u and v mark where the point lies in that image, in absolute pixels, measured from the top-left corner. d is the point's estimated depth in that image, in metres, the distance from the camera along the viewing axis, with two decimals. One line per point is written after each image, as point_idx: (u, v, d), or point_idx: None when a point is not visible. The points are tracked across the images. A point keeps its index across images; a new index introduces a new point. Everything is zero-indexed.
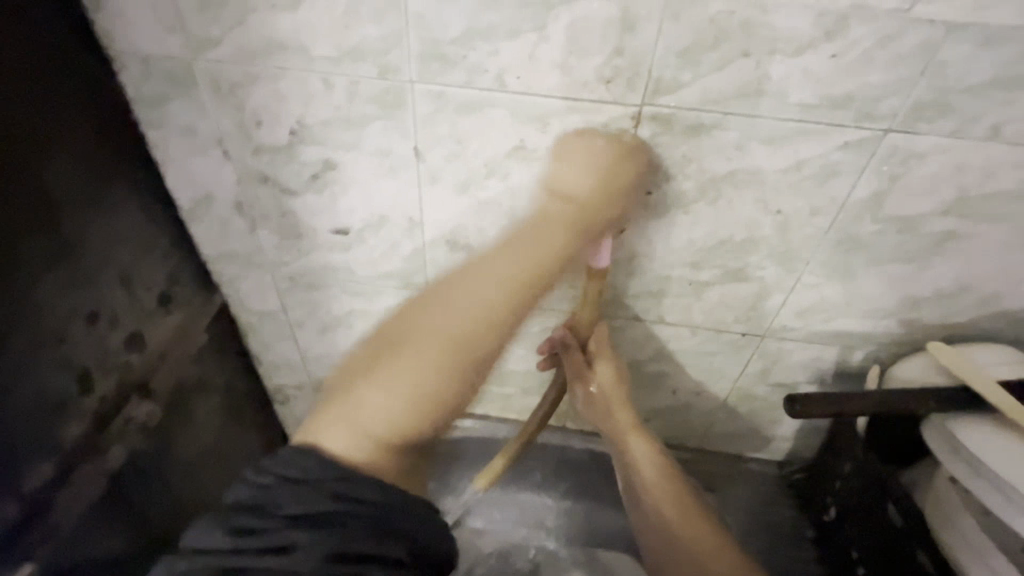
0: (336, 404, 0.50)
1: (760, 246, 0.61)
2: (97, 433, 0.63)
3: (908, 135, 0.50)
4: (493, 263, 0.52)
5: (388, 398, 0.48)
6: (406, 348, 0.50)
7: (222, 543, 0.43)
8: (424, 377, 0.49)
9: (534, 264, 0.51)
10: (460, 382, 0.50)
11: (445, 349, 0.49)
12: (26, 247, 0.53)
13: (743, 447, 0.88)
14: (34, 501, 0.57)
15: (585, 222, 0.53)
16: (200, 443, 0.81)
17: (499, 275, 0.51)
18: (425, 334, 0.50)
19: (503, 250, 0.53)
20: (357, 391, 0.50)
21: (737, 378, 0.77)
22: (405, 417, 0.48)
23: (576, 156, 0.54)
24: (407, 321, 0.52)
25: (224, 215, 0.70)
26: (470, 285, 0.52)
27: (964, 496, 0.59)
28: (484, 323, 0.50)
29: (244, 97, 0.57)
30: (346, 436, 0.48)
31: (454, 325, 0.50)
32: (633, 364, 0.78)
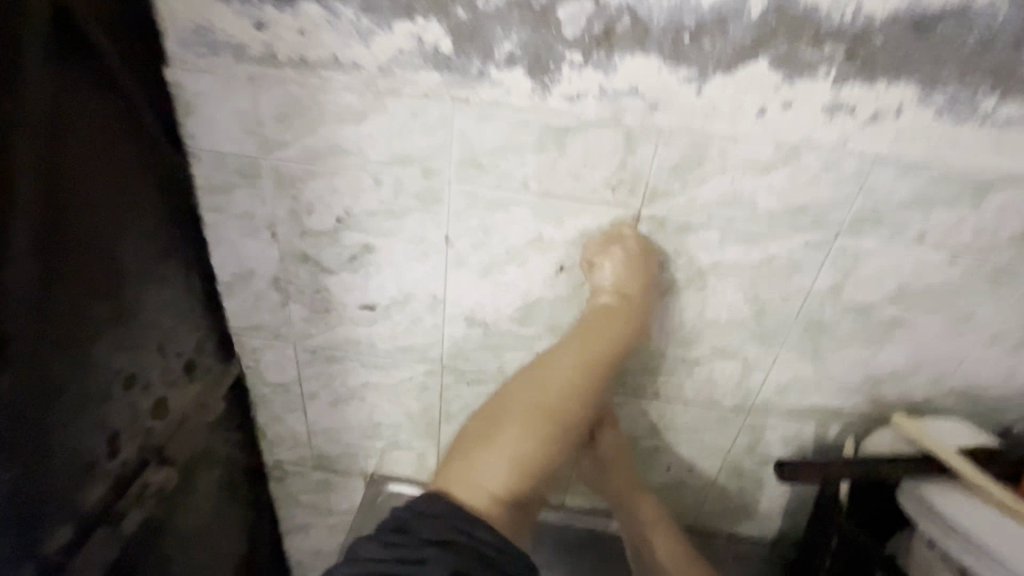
0: (457, 462, 0.58)
1: (742, 327, 0.70)
2: (115, 499, 0.63)
3: (855, 239, 0.62)
4: (559, 355, 0.64)
5: (501, 462, 0.56)
6: (509, 426, 0.58)
7: (379, 556, 0.48)
8: (524, 444, 0.57)
9: (592, 360, 0.63)
10: (550, 445, 0.58)
11: (541, 423, 0.59)
12: (93, 312, 0.57)
13: (735, 524, 0.91)
14: (47, 566, 0.56)
15: (635, 311, 0.65)
16: (197, 518, 0.80)
17: (569, 367, 0.62)
18: (529, 412, 0.59)
19: (562, 347, 0.65)
20: (478, 457, 0.57)
21: (727, 452, 0.83)
22: (507, 471, 0.56)
23: (614, 257, 0.64)
24: (505, 400, 0.62)
25: (260, 290, 0.76)
26: (548, 375, 0.62)
27: (943, 561, 0.64)
28: (564, 395, 0.61)
29: (300, 189, 0.66)
30: (474, 492, 0.54)
31: (539, 397, 0.60)
32: (631, 438, 0.83)
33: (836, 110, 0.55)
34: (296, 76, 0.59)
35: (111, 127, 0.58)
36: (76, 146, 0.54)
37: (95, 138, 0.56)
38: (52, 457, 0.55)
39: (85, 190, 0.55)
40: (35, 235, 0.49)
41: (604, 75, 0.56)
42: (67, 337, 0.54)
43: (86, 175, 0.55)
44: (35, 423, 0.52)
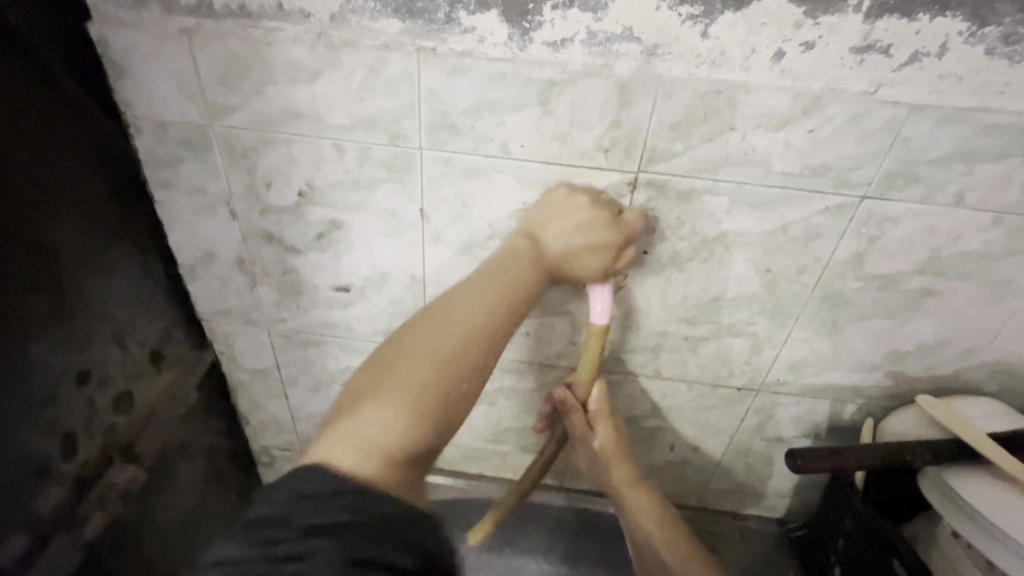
0: (343, 420, 0.40)
1: (751, 302, 0.64)
2: (77, 501, 0.60)
3: (882, 202, 0.55)
4: (468, 290, 0.50)
5: (388, 408, 0.41)
6: (401, 366, 0.43)
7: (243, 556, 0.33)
8: (411, 385, 0.42)
9: (473, 326, 0.47)
10: (458, 390, 0.44)
11: (440, 368, 0.43)
12: (31, 306, 0.52)
13: (742, 504, 0.87)
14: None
15: (579, 279, 0.55)
16: (181, 510, 0.77)
17: (469, 309, 0.48)
18: (401, 362, 0.43)
19: (460, 289, 0.50)
20: (360, 406, 0.41)
21: (734, 432, 0.78)
22: (408, 419, 0.41)
23: (575, 209, 0.55)
24: (380, 359, 0.45)
25: (225, 273, 0.70)
26: (427, 330, 0.46)
27: (966, 550, 0.59)
28: (470, 337, 0.46)
29: (256, 161, 0.59)
30: (356, 447, 0.39)
31: (437, 337, 0.45)
32: (630, 419, 0.78)
33: (866, 52, 0.47)
34: (234, 28, 0.51)
35: (30, 92, 0.50)
36: None
37: (18, 109, 0.49)
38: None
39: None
40: None
41: (591, 16, 0.48)
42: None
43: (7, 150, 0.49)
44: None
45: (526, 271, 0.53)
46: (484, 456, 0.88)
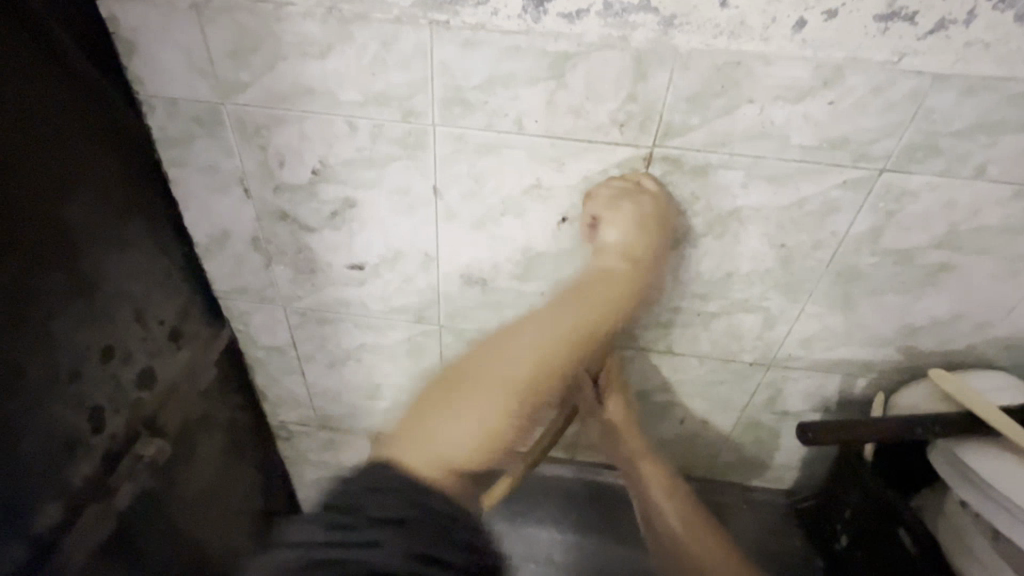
0: (424, 415, 0.51)
1: (764, 278, 0.64)
2: (107, 473, 0.62)
3: (901, 175, 0.54)
4: (528, 335, 0.56)
5: (461, 429, 0.49)
6: (480, 388, 0.52)
7: (321, 540, 0.41)
8: (484, 411, 0.50)
9: (534, 373, 0.53)
10: (517, 425, 0.52)
11: (515, 392, 0.52)
12: (50, 285, 0.53)
13: (750, 475, 0.89)
14: (37, 544, 0.55)
15: (631, 287, 0.58)
16: (204, 482, 0.79)
17: (532, 351, 0.54)
18: (481, 387, 0.52)
19: (531, 320, 0.58)
20: (436, 420, 0.50)
21: (744, 407, 0.79)
22: (473, 442, 0.49)
23: (623, 212, 0.55)
24: (466, 372, 0.54)
25: (240, 251, 0.71)
26: (500, 360, 0.54)
27: (975, 521, 0.60)
28: (535, 367, 0.54)
29: (268, 138, 0.59)
30: (426, 454, 0.47)
31: (513, 370, 0.53)
32: (641, 394, 0.79)
33: (890, 19, 0.46)
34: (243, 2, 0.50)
35: (40, 69, 0.50)
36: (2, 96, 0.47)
37: (29, 88, 0.49)
38: (24, 439, 0.52)
39: (17, 148, 0.49)
40: None
41: None
42: (22, 317, 0.50)
43: (21, 131, 0.49)
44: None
45: (617, 295, 0.57)
46: None
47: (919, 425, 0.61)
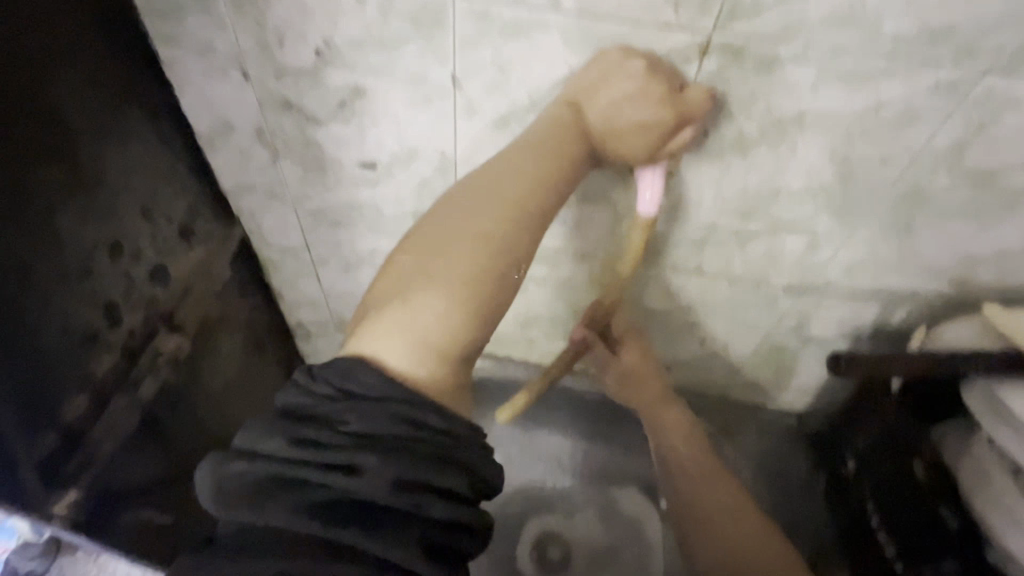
0: (368, 320, 0.44)
1: (817, 196, 0.57)
2: (129, 366, 0.63)
3: (1009, 78, 0.45)
4: (492, 175, 0.48)
5: (441, 298, 0.43)
6: (445, 246, 0.45)
7: (281, 453, 0.37)
8: (464, 268, 0.44)
9: (485, 274, 0.44)
10: (505, 286, 0.45)
11: (482, 255, 0.45)
12: (45, 178, 0.50)
13: (765, 395, 0.89)
14: (71, 431, 0.56)
15: (613, 145, 0.50)
16: (228, 376, 0.82)
17: (506, 199, 0.46)
18: (432, 268, 0.44)
19: (503, 162, 0.48)
20: (401, 302, 0.43)
21: (769, 331, 0.76)
22: (460, 311, 0.43)
23: (621, 86, 0.48)
24: (404, 271, 0.45)
25: (245, 144, 0.66)
26: (460, 209, 0.47)
27: (999, 459, 0.59)
28: (511, 219, 0.45)
29: (264, 12, 0.52)
30: (403, 344, 0.42)
31: (488, 219, 0.45)
32: (662, 313, 0.76)
33: None
34: None
35: None
36: None
37: None
38: (41, 333, 0.51)
39: None
40: None
41: None
42: (20, 211, 0.48)
43: None
44: (5, 301, 0.47)
45: (562, 145, 0.49)
46: (512, 340, 0.89)
47: (962, 362, 0.57)
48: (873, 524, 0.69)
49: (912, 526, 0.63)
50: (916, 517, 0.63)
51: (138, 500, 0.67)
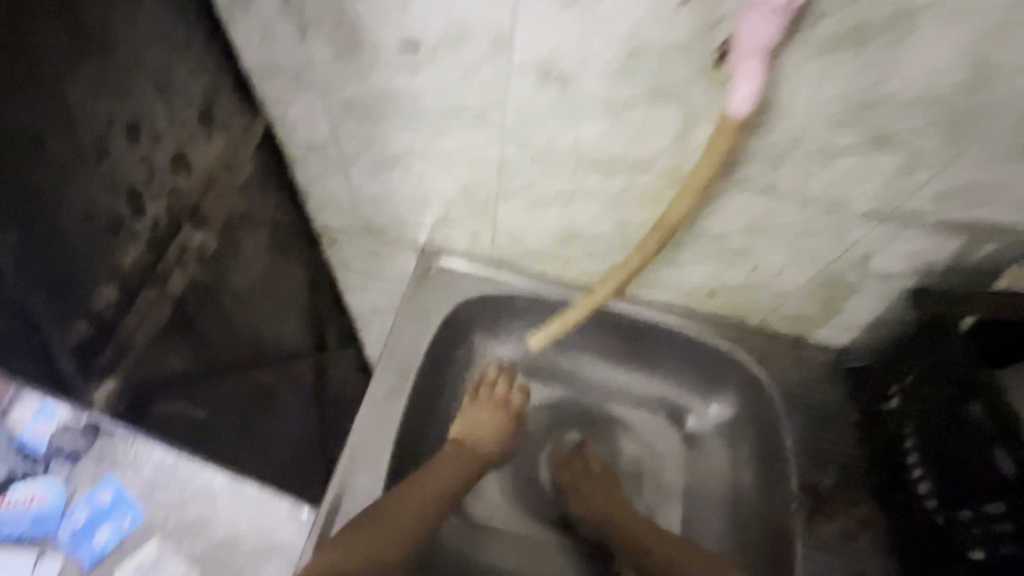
0: (349, 535, 0.64)
1: (931, 106, 0.50)
2: (155, 258, 0.60)
3: None
4: (417, 482, 0.72)
5: (350, 560, 0.61)
6: (386, 525, 0.65)
7: None
8: (398, 526, 0.66)
9: (440, 491, 0.73)
10: (425, 516, 0.69)
11: (419, 509, 0.69)
12: (48, 45, 0.43)
13: (808, 328, 0.85)
14: (104, 319, 0.54)
15: (470, 471, 0.78)
16: (254, 276, 0.79)
17: (432, 493, 0.72)
18: (388, 529, 0.65)
19: (422, 477, 0.73)
20: (349, 538, 0.63)
21: (831, 262, 0.70)
22: (377, 552, 0.63)
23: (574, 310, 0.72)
24: (389, 501, 0.68)
25: (269, 16, 0.57)
26: (405, 497, 0.69)
27: None
28: (441, 501, 0.72)
29: None
30: (342, 560, 0.61)
31: (426, 510, 0.70)
32: (717, 236, 0.71)
33: None
34: None
35: None
36: None
37: None
38: (61, 217, 0.47)
39: None
40: None
41: None
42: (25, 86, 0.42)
43: None
44: (17, 188, 0.43)
45: (460, 472, 0.77)
46: (549, 258, 0.84)
47: None
48: (913, 470, 0.69)
49: (962, 490, 0.62)
50: (966, 483, 0.62)
51: (173, 391, 0.66)
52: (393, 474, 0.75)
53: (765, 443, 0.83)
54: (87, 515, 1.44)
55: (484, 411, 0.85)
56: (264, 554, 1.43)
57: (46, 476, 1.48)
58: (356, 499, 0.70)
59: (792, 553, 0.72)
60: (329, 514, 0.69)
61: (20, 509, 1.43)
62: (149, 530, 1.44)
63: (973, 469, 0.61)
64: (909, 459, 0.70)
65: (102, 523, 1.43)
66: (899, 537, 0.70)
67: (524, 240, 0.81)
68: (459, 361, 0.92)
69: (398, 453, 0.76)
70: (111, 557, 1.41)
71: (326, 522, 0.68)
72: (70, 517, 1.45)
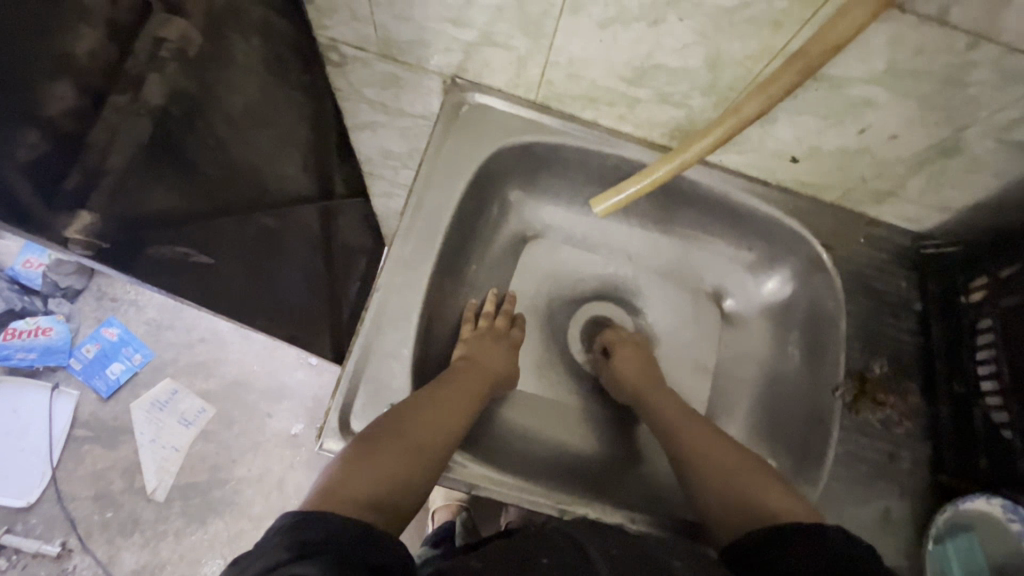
0: (355, 463, 0.49)
1: None
2: (121, 54, 0.46)
3: None
4: (434, 392, 0.60)
5: (373, 479, 0.48)
6: (407, 439, 0.53)
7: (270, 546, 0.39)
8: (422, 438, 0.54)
9: (453, 417, 0.59)
10: (451, 430, 0.58)
11: (447, 418, 0.58)
12: None
13: (892, 207, 0.75)
14: (58, 132, 0.41)
15: (495, 378, 0.70)
16: (245, 98, 0.66)
17: (456, 400, 0.61)
18: (406, 450, 0.52)
19: (440, 389, 0.61)
20: (366, 460, 0.50)
21: (964, 127, 0.58)
22: (402, 471, 0.50)
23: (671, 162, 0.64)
24: (392, 428, 0.54)
25: None
26: (423, 408, 0.57)
27: None
28: (465, 408, 0.62)
29: None
30: (361, 486, 0.47)
31: (452, 415, 0.59)
32: (835, 82, 0.57)
33: None
34: None
35: None
36: None
37: None
38: None
39: None
40: None
41: None
42: None
43: None
44: None
45: (480, 380, 0.67)
46: (611, 100, 0.69)
47: None
48: (979, 367, 0.65)
49: None
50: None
51: (175, 232, 0.55)
52: (421, 334, 0.69)
53: (814, 326, 0.77)
54: (97, 350, 1.46)
55: (494, 342, 0.74)
56: (276, 395, 1.48)
57: (49, 313, 1.46)
58: (383, 358, 0.65)
59: (829, 435, 0.70)
60: (354, 377, 0.64)
61: (28, 341, 1.43)
62: (162, 367, 1.48)
63: None
64: (978, 357, 0.66)
65: (113, 357, 1.46)
66: (953, 439, 0.67)
67: (584, 74, 0.66)
68: (491, 220, 0.82)
69: (426, 314, 0.70)
70: (127, 389, 1.45)
71: (352, 380, 0.64)
72: (79, 351, 1.46)
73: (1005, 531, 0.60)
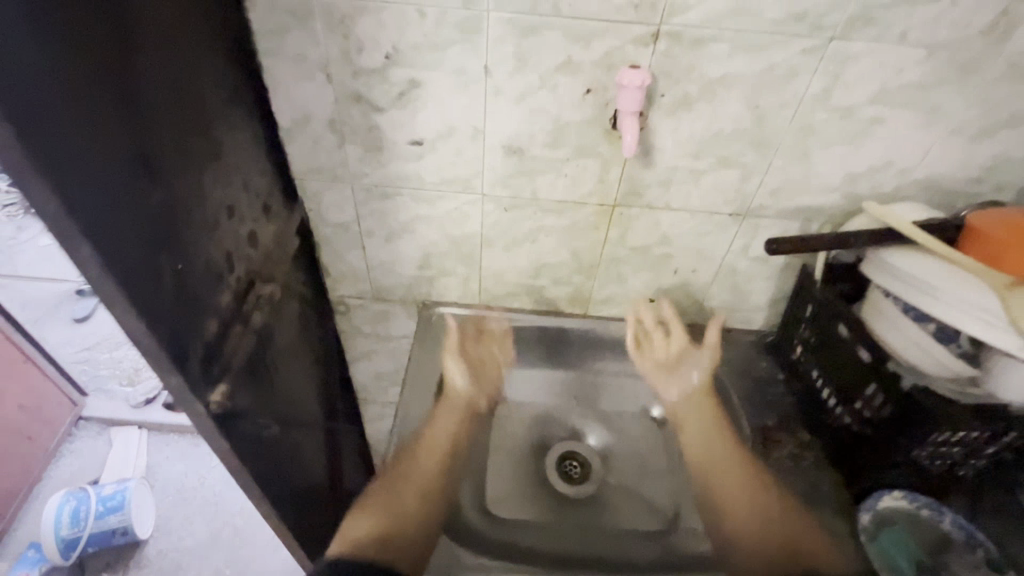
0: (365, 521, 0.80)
1: (744, 136, 0.81)
2: (239, 304, 0.78)
3: (846, 43, 0.71)
4: (417, 450, 0.89)
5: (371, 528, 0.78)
6: (398, 492, 0.83)
7: None
8: (408, 492, 0.83)
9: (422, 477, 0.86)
10: (434, 479, 0.86)
11: (429, 471, 0.86)
12: (197, 159, 0.66)
13: (729, 317, 1.11)
14: (211, 345, 0.70)
15: (464, 416, 0.96)
16: (291, 336, 0.98)
17: (435, 451, 0.89)
18: (393, 504, 0.81)
19: (420, 447, 0.89)
20: (368, 518, 0.81)
21: (725, 255, 0.99)
22: (392, 521, 0.80)
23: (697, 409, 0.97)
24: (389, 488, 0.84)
25: (319, 132, 0.85)
26: (411, 465, 0.86)
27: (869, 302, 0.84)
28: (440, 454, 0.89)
29: (351, 29, 0.73)
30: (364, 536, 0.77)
31: (432, 465, 0.87)
32: (643, 248, 0.99)
33: None
34: None
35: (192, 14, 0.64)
36: (173, 34, 0.61)
37: (189, 21, 0.63)
38: (194, 263, 0.66)
39: (184, 71, 0.63)
40: (165, 112, 0.60)
41: None
42: (196, 189, 0.67)
43: (184, 56, 0.63)
44: (184, 249, 0.64)
45: (453, 431, 0.93)
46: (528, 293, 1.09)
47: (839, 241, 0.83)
48: (824, 393, 0.92)
49: (850, 388, 0.85)
50: (852, 381, 0.84)
51: (247, 417, 0.79)
52: None
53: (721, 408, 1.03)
54: None
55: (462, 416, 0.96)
56: None
57: None
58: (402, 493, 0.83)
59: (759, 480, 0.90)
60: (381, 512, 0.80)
61: None
62: None
63: (853, 368, 0.84)
64: (821, 387, 0.92)
65: None
66: (845, 453, 0.88)
67: (505, 278, 1.06)
68: None
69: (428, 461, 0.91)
70: None
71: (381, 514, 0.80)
72: None
73: (918, 517, 0.81)
